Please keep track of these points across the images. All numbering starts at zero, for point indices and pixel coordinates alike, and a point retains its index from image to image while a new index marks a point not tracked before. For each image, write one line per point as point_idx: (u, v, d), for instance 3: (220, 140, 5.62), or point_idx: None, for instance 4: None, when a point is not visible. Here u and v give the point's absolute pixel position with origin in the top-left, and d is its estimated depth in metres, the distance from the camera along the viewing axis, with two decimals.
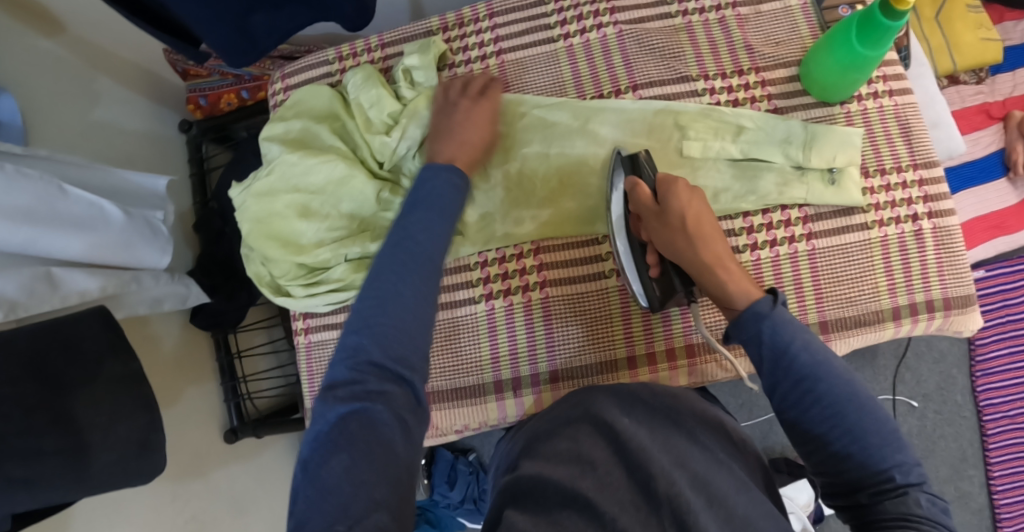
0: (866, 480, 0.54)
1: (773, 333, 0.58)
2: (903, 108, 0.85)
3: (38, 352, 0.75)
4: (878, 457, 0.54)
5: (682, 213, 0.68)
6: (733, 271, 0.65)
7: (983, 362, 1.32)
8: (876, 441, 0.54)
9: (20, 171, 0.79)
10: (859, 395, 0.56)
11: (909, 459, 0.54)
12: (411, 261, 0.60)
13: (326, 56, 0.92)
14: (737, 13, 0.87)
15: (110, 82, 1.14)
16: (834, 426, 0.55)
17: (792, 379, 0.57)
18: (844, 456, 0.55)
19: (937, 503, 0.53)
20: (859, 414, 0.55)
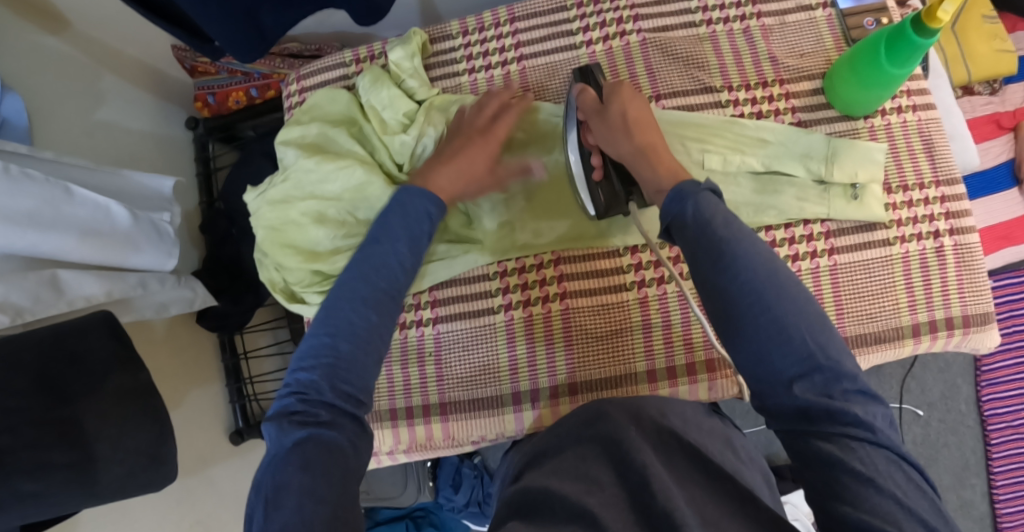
0: (794, 375, 0.52)
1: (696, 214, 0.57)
2: (927, 123, 0.84)
3: (46, 364, 0.73)
4: (801, 347, 0.52)
5: (620, 107, 0.73)
6: (662, 156, 0.68)
7: (989, 372, 1.32)
8: (797, 323, 0.53)
9: (25, 173, 0.77)
10: (783, 276, 0.55)
11: (839, 355, 0.52)
12: (369, 296, 0.61)
13: (342, 58, 0.90)
14: (762, 23, 0.86)
15: (115, 80, 1.12)
16: (758, 311, 0.54)
17: (716, 261, 0.56)
18: (765, 342, 0.53)
19: (872, 410, 0.51)
20: (781, 296, 0.54)
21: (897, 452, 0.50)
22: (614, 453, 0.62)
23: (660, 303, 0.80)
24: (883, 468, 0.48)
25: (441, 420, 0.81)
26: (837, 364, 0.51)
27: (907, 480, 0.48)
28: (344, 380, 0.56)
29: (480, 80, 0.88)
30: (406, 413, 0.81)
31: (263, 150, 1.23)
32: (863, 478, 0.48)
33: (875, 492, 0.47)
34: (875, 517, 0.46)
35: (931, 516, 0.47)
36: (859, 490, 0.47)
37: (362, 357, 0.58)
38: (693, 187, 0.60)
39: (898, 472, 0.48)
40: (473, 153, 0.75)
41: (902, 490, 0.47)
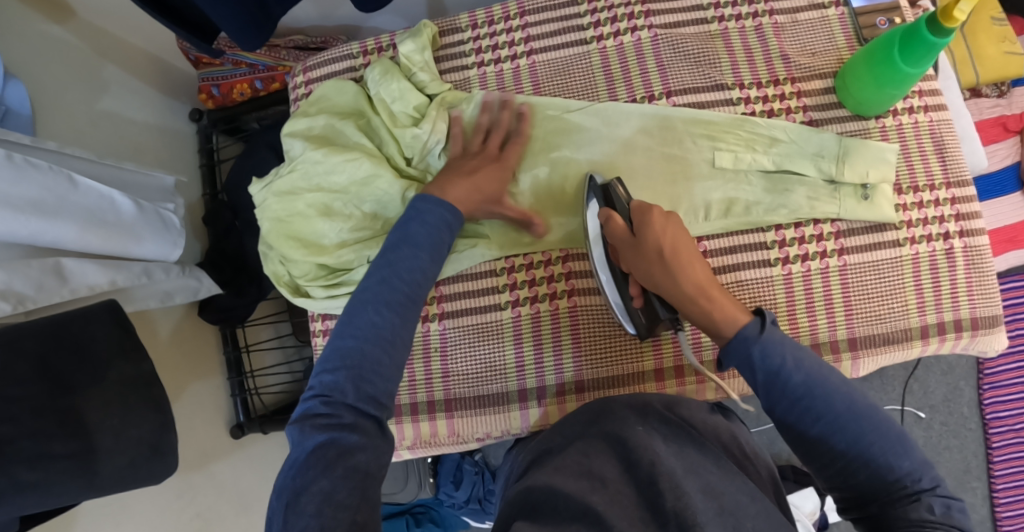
0: (876, 492, 0.56)
1: (765, 360, 0.59)
2: (938, 124, 0.83)
3: (47, 353, 0.72)
4: (884, 466, 0.55)
5: (657, 248, 0.68)
6: (717, 302, 0.65)
7: (992, 375, 1.31)
8: (881, 446, 0.56)
9: (29, 161, 0.77)
10: (859, 401, 0.58)
11: (918, 462, 0.56)
12: (396, 299, 0.60)
13: (350, 50, 0.90)
14: (774, 21, 0.86)
15: (118, 69, 1.11)
16: (849, 438, 0.56)
17: (792, 400, 0.58)
18: (860, 470, 0.56)
19: (953, 508, 0.55)
20: (866, 425, 0.56)
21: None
22: (620, 449, 0.62)
23: None
24: None
25: (446, 417, 0.81)
26: (918, 476, 0.55)
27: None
28: (369, 383, 0.56)
29: (489, 73, 0.87)
30: (411, 408, 0.81)
31: (267, 143, 1.22)
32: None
33: None
34: None
35: None
36: None
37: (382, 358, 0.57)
38: (756, 327, 0.61)
39: None
40: (486, 174, 0.75)
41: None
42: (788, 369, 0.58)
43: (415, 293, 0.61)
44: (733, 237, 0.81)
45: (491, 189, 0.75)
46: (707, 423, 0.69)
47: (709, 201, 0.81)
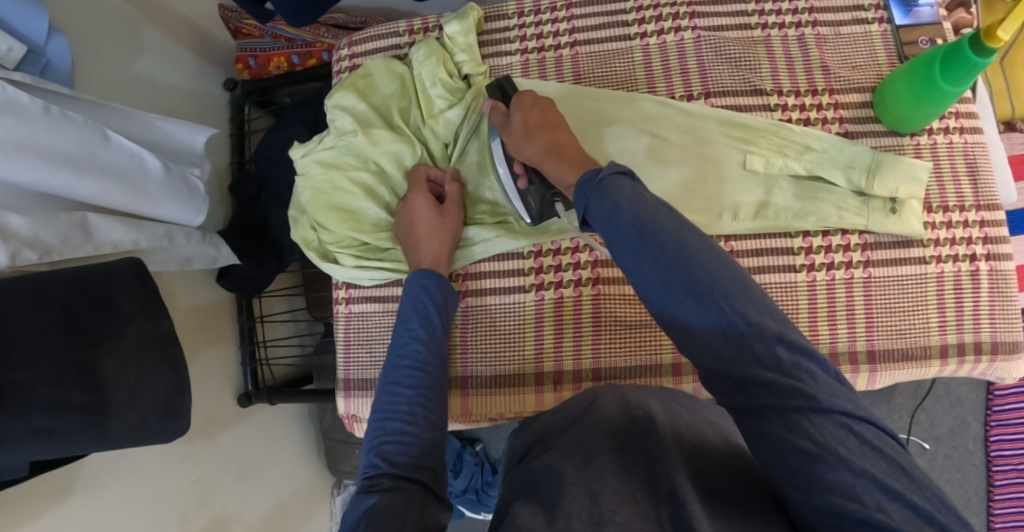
0: (725, 350, 0.50)
1: (597, 203, 0.58)
2: (972, 147, 0.84)
3: (72, 300, 0.73)
4: (725, 314, 0.50)
5: (520, 118, 0.74)
6: (567, 154, 0.68)
7: (1000, 412, 1.27)
8: (717, 291, 0.51)
9: (65, 114, 0.78)
10: (697, 243, 0.54)
11: (761, 310, 0.50)
12: (404, 375, 0.66)
13: (396, 28, 0.91)
14: (817, 32, 0.86)
15: (158, 34, 1.12)
16: (688, 284, 0.52)
17: (631, 237, 0.55)
18: (699, 323, 0.51)
19: (812, 377, 0.48)
20: (698, 262, 0.53)
21: (841, 413, 0.47)
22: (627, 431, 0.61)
23: None
24: (831, 434, 0.46)
25: (461, 395, 0.82)
26: (759, 322, 0.50)
27: (859, 442, 0.46)
28: (398, 455, 0.59)
29: (532, 60, 0.88)
30: None
31: (300, 117, 1.22)
32: (811, 454, 0.45)
33: (834, 466, 0.45)
34: (847, 499, 0.44)
35: (898, 481, 0.44)
36: (816, 464, 0.45)
37: (412, 433, 0.61)
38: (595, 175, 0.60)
39: (852, 438, 0.46)
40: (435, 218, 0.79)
41: (864, 462, 0.45)
42: (620, 207, 0.56)
43: (419, 362, 0.68)
44: (761, 240, 0.82)
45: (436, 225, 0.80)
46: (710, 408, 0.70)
47: (740, 202, 0.82)
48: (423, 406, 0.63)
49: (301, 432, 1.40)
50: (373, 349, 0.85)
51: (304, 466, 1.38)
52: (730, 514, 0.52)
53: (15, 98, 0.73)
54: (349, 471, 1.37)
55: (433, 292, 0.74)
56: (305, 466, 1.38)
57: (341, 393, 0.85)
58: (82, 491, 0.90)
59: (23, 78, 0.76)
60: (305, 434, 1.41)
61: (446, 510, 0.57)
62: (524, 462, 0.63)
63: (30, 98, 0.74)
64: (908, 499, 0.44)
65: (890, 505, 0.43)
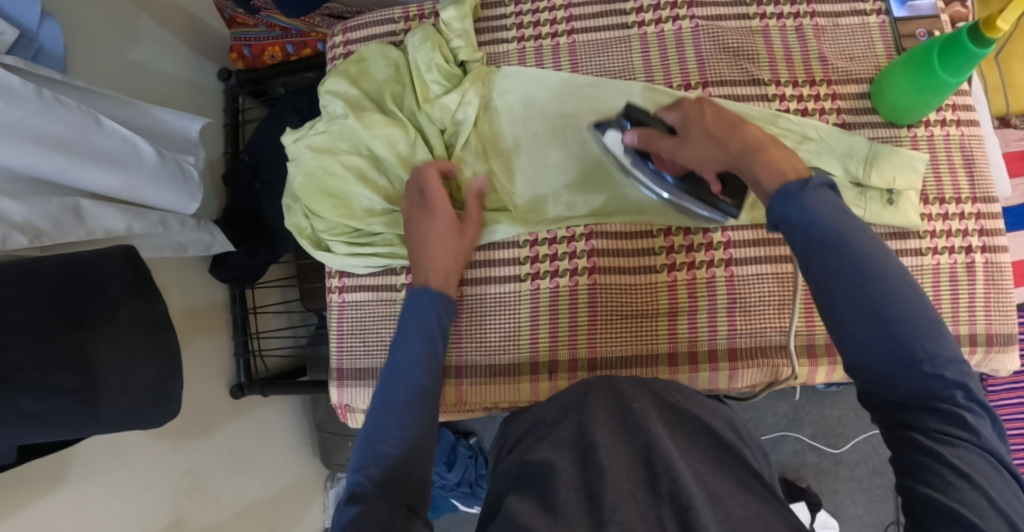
0: (900, 378, 0.49)
1: (800, 212, 0.55)
2: (969, 139, 0.84)
3: (62, 284, 0.72)
4: (914, 349, 0.48)
5: (697, 124, 0.70)
6: (773, 153, 0.61)
7: (993, 408, 1.27)
8: (914, 328, 0.49)
9: (58, 98, 0.77)
10: (901, 276, 0.51)
11: (954, 357, 0.49)
12: (400, 398, 0.61)
13: (391, 14, 0.90)
14: (815, 23, 0.86)
15: (152, 21, 1.11)
16: (888, 309, 0.50)
17: (823, 249, 0.53)
18: (878, 347, 0.49)
19: (981, 421, 0.48)
20: (899, 294, 0.50)
21: (996, 457, 0.47)
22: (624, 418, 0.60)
23: (689, 289, 0.80)
24: (980, 467, 0.46)
25: (455, 384, 0.81)
26: (942, 367, 0.48)
27: (1004, 485, 0.46)
28: (392, 457, 0.57)
29: (528, 48, 0.88)
30: None
31: (294, 107, 1.21)
32: (957, 472, 0.45)
33: (969, 487, 0.44)
34: (963, 506, 0.44)
35: (1023, 521, 0.44)
36: (951, 480, 0.45)
37: (406, 443, 0.58)
38: (801, 184, 0.56)
39: (997, 476, 0.46)
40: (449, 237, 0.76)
41: (1004, 499, 0.45)
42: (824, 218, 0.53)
43: (417, 386, 0.63)
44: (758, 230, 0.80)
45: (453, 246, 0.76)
46: (705, 402, 0.69)
47: None
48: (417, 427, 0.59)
49: (294, 424, 1.39)
50: (367, 338, 0.84)
51: (297, 458, 1.37)
52: (736, 516, 0.52)
53: (7, 81, 0.72)
54: (342, 464, 1.37)
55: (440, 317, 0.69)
56: (297, 459, 1.38)
57: (334, 382, 0.84)
58: (72, 480, 0.89)
59: (15, 61, 0.75)
60: (298, 426, 1.40)
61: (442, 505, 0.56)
62: (520, 453, 0.63)
63: (22, 81, 0.73)
64: None
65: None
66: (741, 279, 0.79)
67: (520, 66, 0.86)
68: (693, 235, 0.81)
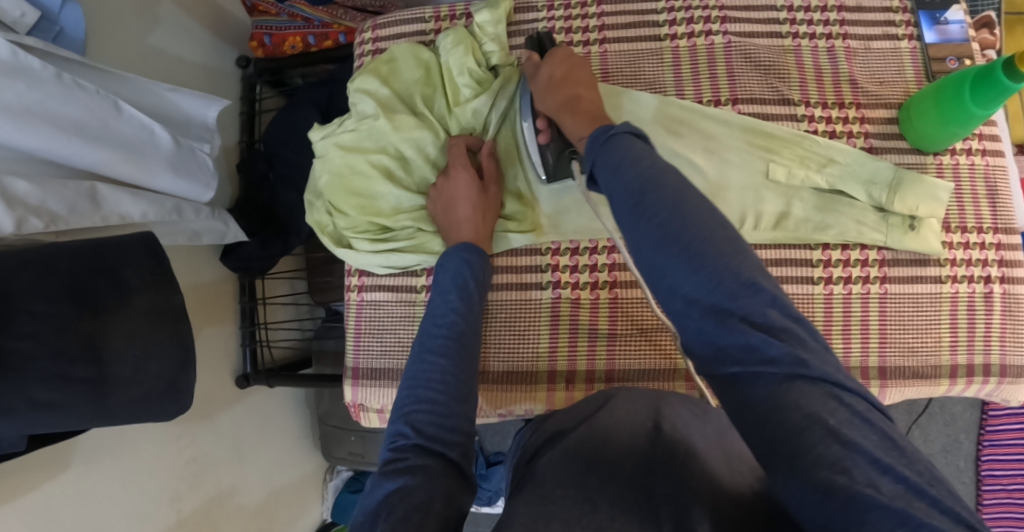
0: (715, 305, 0.49)
1: (605, 158, 0.58)
2: (994, 169, 0.84)
3: (79, 273, 0.71)
4: (722, 272, 0.49)
5: (549, 71, 0.77)
6: (584, 108, 0.71)
7: (994, 432, 1.27)
8: (719, 256, 0.50)
9: (77, 82, 0.76)
10: (702, 205, 0.53)
11: (760, 277, 0.49)
12: (438, 344, 0.66)
13: (422, 14, 0.89)
14: (847, 45, 0.86)
15: (174, 5, 1.10)
16: (690, 232, 0.51)
17: (636, 201, 0.54)
18: (679, 272, 0.50)
19: (801, 342, 0.47)
20: (695, 221, 0.52)
21: (833, 383, 0.46)
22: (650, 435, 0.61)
23: None
24: (822, 404, 0.44)
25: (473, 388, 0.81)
26: (756, 287, 0.48)
27: (851, 415, 0.44)
28: (428, 425, 0.60)
29: None
30: None
31: (313, 99, 1.21)
32: (832, 435, 0.43)
33: (826, 441, 0.43)
34: (838, 474, 0.42)
35: (887, 455, 0.42)
36: (802, 428, 0.43)
37: (442, 402, 0.61)
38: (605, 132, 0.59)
39: (840, 408, 0.44)
40: (460, 191, 0.78)
41: (858, 435, 0.43)
42: (625, 164, 0.56)
43: (455, 332, 0.67)
44: (779, 250, 0.82)
45: (466, 195, 0.78)
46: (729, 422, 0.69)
47: (760, 211, 0.82)
48: (455, 377, 0.63)
49: (297, 416, 1.39)
50: (384, 339, 0.84)
51: (299, 450, 1.37)
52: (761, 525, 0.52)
53: (27, 64, 0.71)
54: (344, 457, 1.37)
55: (474, 268, 0.73)
56: (298, 450, 1.37)
57: (349, 382, 0.84)
58: (75, 468, 0.88)
59: (35, 42, 0.74)
60: (300, 418, 1.40)
61: (466, 496, 0.57)
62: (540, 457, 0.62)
63: (42, 64, 0.72)
64: (898, 473, 0.41)
65: (878, 478, 0.41)
66: None
67: None
68: None
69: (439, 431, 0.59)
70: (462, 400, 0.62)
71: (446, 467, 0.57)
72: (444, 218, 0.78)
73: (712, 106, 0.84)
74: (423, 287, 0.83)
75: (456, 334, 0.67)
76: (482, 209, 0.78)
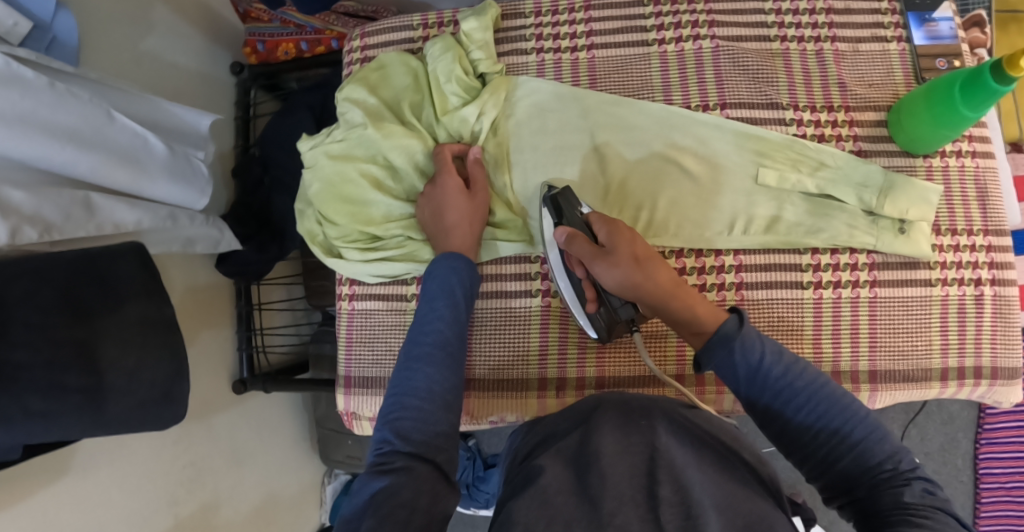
0: (862, 473, 0.57)
1: (737, 347, 0.64)
2: (984, 171, 0.84)
3: (73, 282, 0.72)
4: (871, 451, 0.57)
5: (627, 247, 0.71)
6: (691, 294, 0.71)
7: (991, 431, 1.27)
8: (868, 437, 0.58)
9: (70, 91, 0.76)
10: (842, 395, 0.61)
11: (906, 455, 0.57)
12: (425, 353, 0.66)
13: (411, 21, 0.89)
14: (835, 48, 0.86)
15: (166, 12, 1.10)
16: (838, 418, 0.59)
17: (774, 391, 0.63)
18: (837, 454, 0.58)
19: (936, 493, 0.53)
20: (846, 408, 0.60)
21: (961, 521, 0.52)
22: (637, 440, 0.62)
23: None
24: (951, 528, 0.50)
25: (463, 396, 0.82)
26: (898, 461, 0.56)
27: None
28: (413, 433, 0.60)
29: (547, 61, 0.87)
30: None
31: (307, 104, 1.21)
32: (918, 524, 0.50)
33: (933, 531, 0.49)
34: None
35: None
36: (919, 527, 0.50)
37: (428, 410, 0.62)
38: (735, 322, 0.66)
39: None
40: (448, 199, 0.78)
41: None
42: (767, 353, 0.64)
43: (440, 342, 0.67)
44: (769, 255, 0.82)
45: (453, 205, 0.78)
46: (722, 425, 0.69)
47: (751, 215, 0.82)
48: (441, 386, 0.64)
49: (294, 420, 1.39)
50: (376, 347, 0.84)
51: (297, 454, 1.38)
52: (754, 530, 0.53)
53: (21, 74, 0.71)
54: (342, 460, 1.37)
55: (462, 275, 0.73)
56: (296, 454, 1.38)
57: (342, 389, 0.85)
58: (73, 475, 0.89)
59: (28, 53, 0.74)
60: (298, 422, 1.40)
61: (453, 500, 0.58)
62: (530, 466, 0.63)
63: (36, 74, 0.73)
64: None
65: None
66: (749, 302, 0.81)
67: (540, 79, 0.86)
68: (706, 258, 0.82)
69: (426, 437, 0.60)
70: (447, 409, 0.63)
71: (433, 475, 0.57)
72: (433, 227, 0.79)
73: (701, 111, 0.84)
74: (414, 294, 0.84)
75: (441, 343, 0.67)
76: (469, 217, 0.79)
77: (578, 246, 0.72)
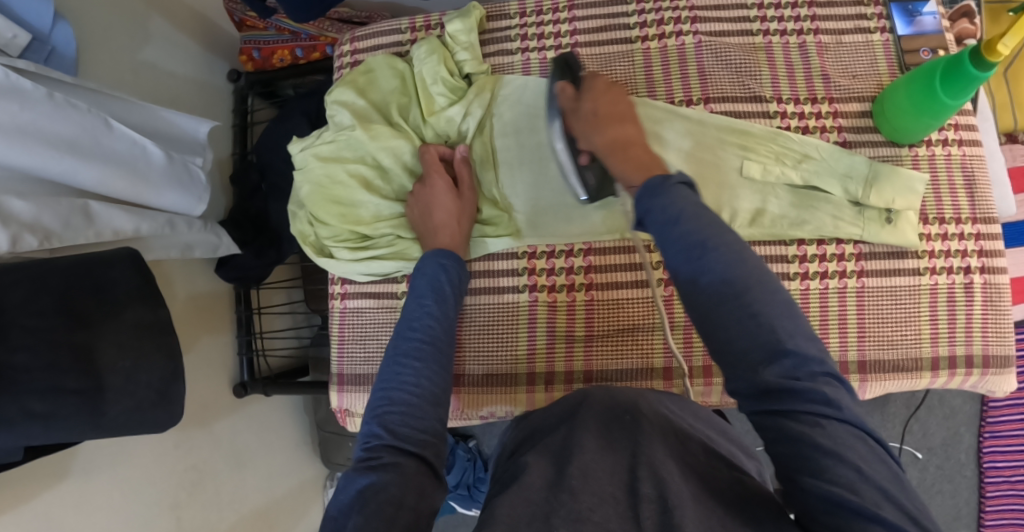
0: (766, 363, 0.49)
1: (661, 207, 0.57)
2: (970, 159, 0.84)
3: (70, 287, 0.73)
4: (776, 333, 0.50)
5: (593, 104, 0.74)
6: (632, 152, 0.68)
7: (994, 424, 1.26)
8: (776, 316, 0.50)
9: (68, 101, 0.78)
10: (755, 265, 0.53)
11: (807, 338, 0.50)
12: (412, 348, 0.67)
13: (399, 25, 0.91)
14: (818, 40, 0.86)
15: (164, 23, 1.12)
16: (749, 296, 0.51)
17: (699, 261, 0.54)
18: (735, 331, 0.51)
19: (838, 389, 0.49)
20: (755, 284, 0.52)
21: (860, 426, 0.48)
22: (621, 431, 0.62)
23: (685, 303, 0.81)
24: (849, 443, 0.46)
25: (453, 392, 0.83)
26: (802, 346, 0.49)
27: (870, 452, 0.47)
28: (400, 426, 0.61)
29: (533, 60, 0.88)
30: None
31: (302, 110, 1.23)
32: (829, 453, 0.46)
33: (836, 463, 0.45)
34: (838, 487, 0.44)
35: (896, 489, 0.45)
36: (821, 459, 0.46)
37: (415, 404, 0.62)
38: (663, 180, 0.59)
39: (861, 446, 0.47)
40: (438, 193, 0.80)
41: (873, 469, 0.46)
42: (682, 217, 0.56)
43: (429, 337, 0.68)
44: (756, 247, 0.82)
45: (441, 199, 0.80)
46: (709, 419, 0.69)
47: (736, 209, 0.82)
48: (430, 381, 0.64)
49: (296, 423, 1.41)
50: (368, 345, 0.85)
51: (299, 457, 1.39)
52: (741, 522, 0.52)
53: (19, 85, 0.74)
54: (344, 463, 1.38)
55: (450, 271, 0.75)
56: (298, 457, 1.39)
57: (335, 388, 0.86)
58: (75, 477, 0.90)
59: (27, 65, 0.76)
60: (299, 425, 1.42)
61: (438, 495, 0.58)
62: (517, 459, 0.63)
63: (34, 85, 0.75)
64: (899, 502, 0.44)
65: (883, 502, 0.44)
66: None
67: (525, 77, 0.87)
68: None
69: (411, 430, 0.61)
70: (436, 403, 0.63)
71: (420, 470, 0.58)
72: (423, 222, 0.80)
73: (685, 106, 0.85)
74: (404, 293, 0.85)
75: (430, 339, 0.68)
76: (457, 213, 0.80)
77: (563, 92, 0.77)
